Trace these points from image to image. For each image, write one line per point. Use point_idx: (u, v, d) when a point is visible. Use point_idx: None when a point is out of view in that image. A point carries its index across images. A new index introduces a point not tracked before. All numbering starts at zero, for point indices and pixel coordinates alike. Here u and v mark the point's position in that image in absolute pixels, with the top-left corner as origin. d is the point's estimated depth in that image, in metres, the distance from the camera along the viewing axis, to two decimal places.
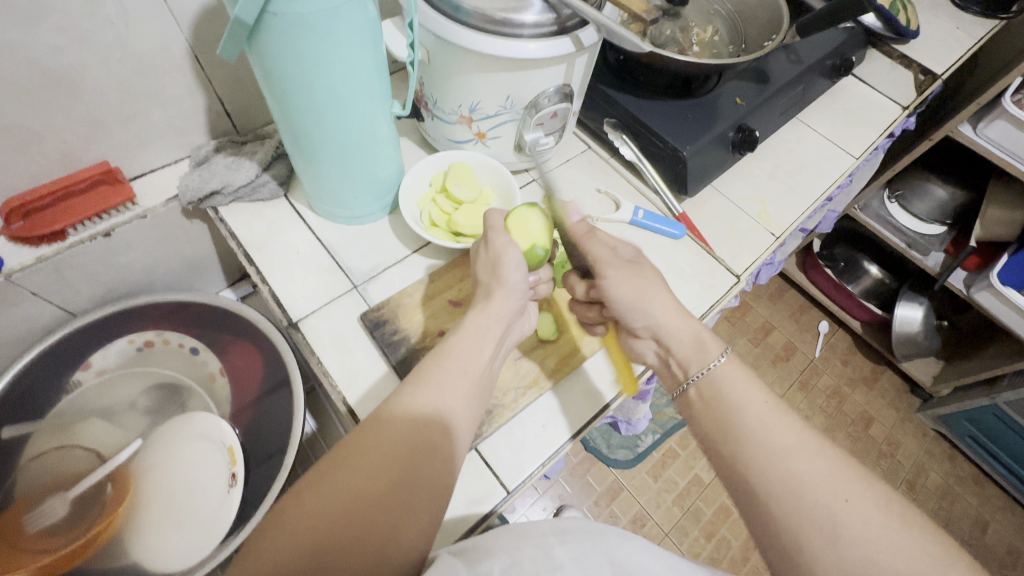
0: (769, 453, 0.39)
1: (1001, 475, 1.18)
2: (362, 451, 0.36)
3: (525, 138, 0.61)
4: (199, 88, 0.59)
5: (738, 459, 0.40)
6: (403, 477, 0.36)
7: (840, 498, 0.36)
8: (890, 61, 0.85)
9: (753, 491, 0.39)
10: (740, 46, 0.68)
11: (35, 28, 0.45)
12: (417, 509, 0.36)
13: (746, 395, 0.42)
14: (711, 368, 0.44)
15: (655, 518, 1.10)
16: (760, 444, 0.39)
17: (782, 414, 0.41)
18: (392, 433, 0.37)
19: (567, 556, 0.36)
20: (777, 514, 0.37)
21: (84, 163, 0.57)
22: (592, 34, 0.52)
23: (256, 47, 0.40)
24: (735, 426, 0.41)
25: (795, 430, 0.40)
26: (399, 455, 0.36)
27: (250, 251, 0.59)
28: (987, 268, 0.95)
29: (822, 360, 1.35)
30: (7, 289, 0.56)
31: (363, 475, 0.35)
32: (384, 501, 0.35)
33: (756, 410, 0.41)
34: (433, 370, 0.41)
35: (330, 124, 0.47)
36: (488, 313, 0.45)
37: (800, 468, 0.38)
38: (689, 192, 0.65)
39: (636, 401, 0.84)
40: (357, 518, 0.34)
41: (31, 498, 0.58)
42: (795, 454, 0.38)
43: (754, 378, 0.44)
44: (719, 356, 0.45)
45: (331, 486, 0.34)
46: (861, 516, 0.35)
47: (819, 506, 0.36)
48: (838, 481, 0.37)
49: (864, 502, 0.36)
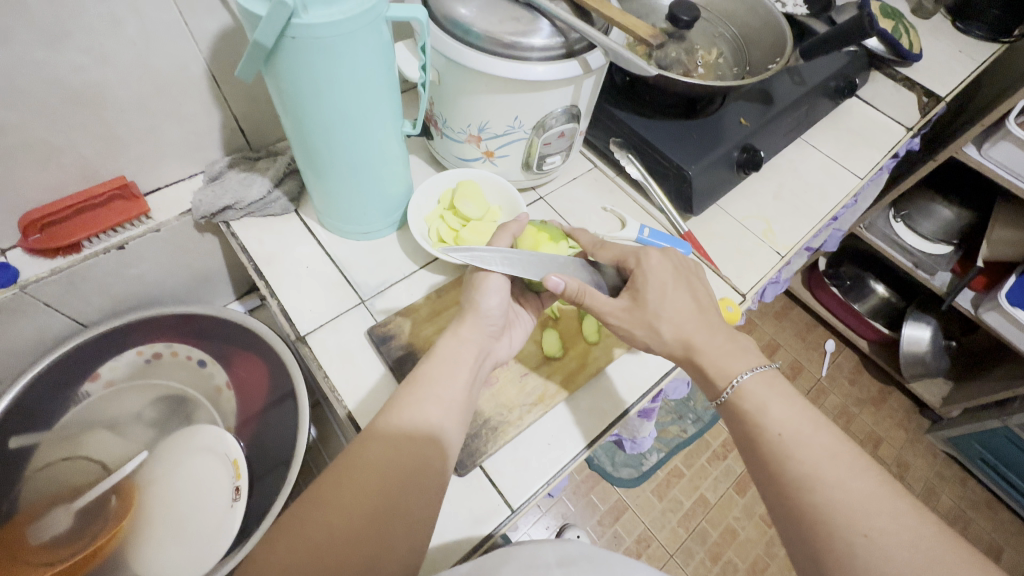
0: (783, 481, 0.38)
1: (1015, 500, 1.15)
2: (347, 476, 0.36)
3: (532, 157, 0.62)
4: (215, 106, 0.60)
5: (762, 485, 0.40)
6: (380, 502, 0.35)
7: (860, 530, 0.34)
8: (892, 83, 0.86)
9: (779, 518, 0.39)
10: (744, 69, 0.70)
11: (59, 48, 0.47)
12: (393, 536, 0.35)
13: (767, 420, 0.40)
14: (730, 391, 0.43)
15: (659, 539, 1.09)
16: (774, 470, 0.39)
17: (807, 440, 0.39)
18: (373, 457, 0.37)
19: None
20: (799, 542, 0.37)
21: (101, 177, 0.58)
22: (599, 57, 0.53)
23: (273, 67, 0.41)
24: (755, 450, 0.40)
25: (823, 456, 0.38)
26: (383, 478, 0.36)
27: (260, 266, 0.60)
28: (994, 289, 0.95)
29: (829, 380, 1.34)
30: (21, 300, 0.57)
31: (348, 499, 0.35)
32: (364, 531, 0.34)
33: (785, 432, 0.39)
34: (409, 394, 0.41)
35: (341, 142, 0.48)
36: (456, 337, 0.45)
37: (818, 499, 0.36)
38: (694, 211, 0.65)
39: (641, 419, 0.84)
40: (338, 547, 0.33)
41: (34, 511, 0.58)
42: (813, 484, 0.37)
43: (783, 400, 0.41)
44: (743, 373, 0.43)
45: (308, 521, 0.34)
46: (883, 552, 0.33)
47: (835, 539, 0.35)
48: (858, 512, 0.35)
49: (887, 538, 0.34)
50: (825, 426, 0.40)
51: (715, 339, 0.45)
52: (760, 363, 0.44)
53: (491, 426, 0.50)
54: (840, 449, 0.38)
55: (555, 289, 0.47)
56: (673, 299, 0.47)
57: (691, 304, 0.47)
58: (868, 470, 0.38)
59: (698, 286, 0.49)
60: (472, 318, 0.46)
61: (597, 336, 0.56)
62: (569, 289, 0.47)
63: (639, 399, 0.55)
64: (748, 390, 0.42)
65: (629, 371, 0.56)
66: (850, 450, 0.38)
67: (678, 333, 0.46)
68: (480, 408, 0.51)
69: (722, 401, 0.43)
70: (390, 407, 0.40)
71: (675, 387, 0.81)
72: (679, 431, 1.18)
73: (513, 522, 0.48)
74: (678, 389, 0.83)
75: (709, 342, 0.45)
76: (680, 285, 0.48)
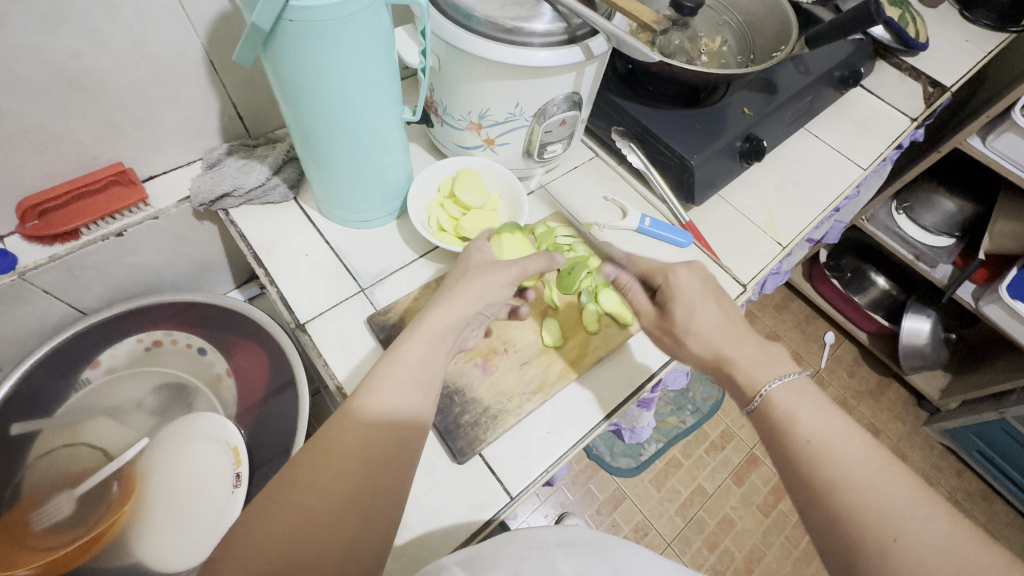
0: (814, 484, 0.38)
1: (1009, 491, 1.16)
2: (322, 456, 0.35)
3: (533, 145, 0.61)
4: (212, 92, 0.59)
5: (794, 490, 0.40)
6: (361, 485, 0.35)
7: (891, 535, 0.34)
8: (898, 73, 0.85)
9: (812, 524, 0.38)
10: (749, 57, 0.69)
11: (56, 32, 0.46)
12: (372, 523, 0.35)
13: (798, 424, 0.40)
14: (760, 399, 0.43)
15: (657, 528, 1.10)
16: (805, 474, 0.38)
17: (838, 446, 0.38)
18: (347, 438, 0.36)
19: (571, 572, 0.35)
20: (833, 548, 0.36)
21: (99, 163, 0.58)
22: (601, 43, 0.53)
23: (271, 51, 0.41)
24: (785, 455, 0.40)
25: (853, 457, 0.37)
26: (365, 465, 0.36)
27: (259, 253, 0.60)
28: (997, 281, 0.94)
29: (827, 371, 1.34)
30: (19, 287, 0.57)
31: (324, 482, 0.35)
32: (338, 511, 0.34)
33: (817, 434, 0.39)
34: (388, 373, 0.40)
35: (341, 128, 0.48)
36: (440, 315, 0.43)
37: (850, 504, 0.36)
38: (695, 201, 0.65)
39: (640, 410, 0.84)
40: (318, 525, 0.33)
41: (38, 497, 0.58)
42: (845, 488, 0.36)
43: (817, 407, 0.41)
44: (771, 381, 0.43)
45: (290, 506, 0.34)
46: (916, 556, 0.33)
47: (867, 545, 0.34)
48: (890, 517, 0.34)
49: (921, 542, 0.33)
50: (830, 422, 0.40)
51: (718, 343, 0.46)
52: (791, 372, 0.44)
53: (490, 414, 0.50)
54: (868, 455, 0.37)
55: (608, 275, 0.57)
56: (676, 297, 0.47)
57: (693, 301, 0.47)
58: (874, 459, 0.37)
59: (701, 286, 0.50)
60: (462, 296, 0.44)
61: (597, 325, 0.56)
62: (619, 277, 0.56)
63: (643, 383, 0.55)
64: (777, 398, 0.42)
65: (628, 360, 0.57)
66: (848, 435, 0.39)
67: None
68: (479, 396, 0.51)
69: (752, 406, 0.44)
70: (366, 386, 0.39)
71: (674, 377, 0.81)
72: (678, 421, 1.18)
73: (512, 509, 0.49)
74: (677, 380, 0.83)
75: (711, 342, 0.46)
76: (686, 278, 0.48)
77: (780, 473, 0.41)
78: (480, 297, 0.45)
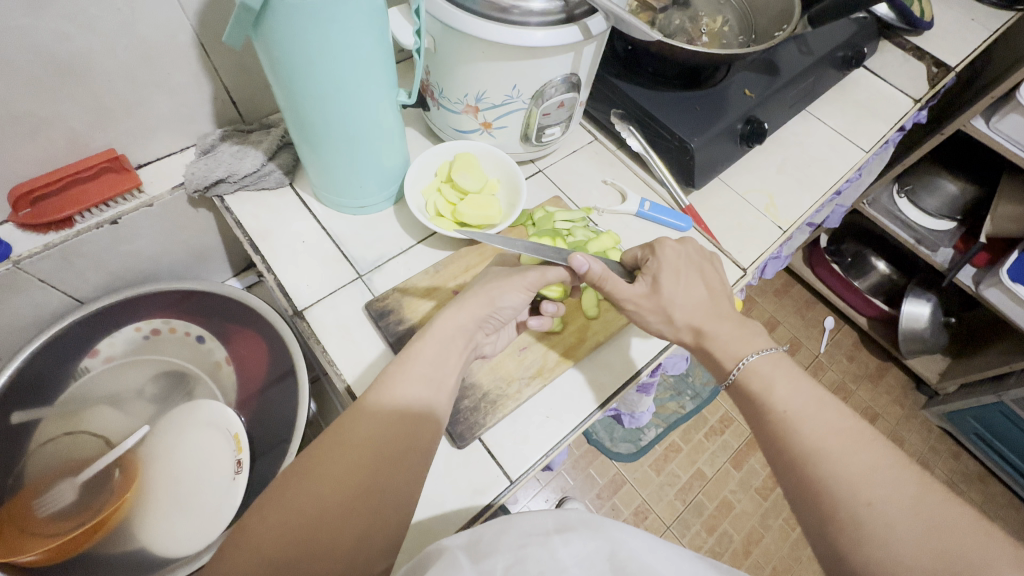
0: (791, 454, 0.38)
1: (1006, 472, 1.17)
2: (331, 448, 0.36)
3: (530, 128, 0.61)
4: (205, 76, 0.58)
5: (773, 465, 0.40)
6: (370, 484, 0.35)
7: (864, 500, 0.34)
8: (902, 53, 0.84)
9: (791, 497, 0.38)
10: (750, 37, 0.67)
11: (42, 14, 0.45)
12: (380, 517, 0.35)
13: (772, 399, 0.41)
14: (737, 371, 0.44)
15: (657, 511, 1.11)
16: (783, 444, 0.39)
17: (811, 418, 0.39)
18: (365, 431, 0.37)
19: (571, 561, 0.34)
20: (812, 517, 0.36)
21: (91, 150, 0.57)
22: (599, 22, 0.52)
23: (261, 32, 0.40)
24: (764, 431, 0.41)
25: (835, 428, 0.38)
26: (375, 458, 0.36)
27: (255, 240, 0.59)
28: (997, 264, 0.94)
29: (827, 356, 1.34)
30: (15, 276, 0.57)
31: (337, 474, 0.35)
32: (358, 504, 0.34)
33: (793, 405, 0.40)
34: (402, 369, 0.41)
35: (335, 111, 0.47)
36: (455, 314, 0.45)
37: (823, 470, 0.36)
38: (695, 185, 0.64)
39: (639, 395, 0.84)
40: (330, 522, 0.33)
41: (40, 484, 0.58)
42: (819, 458, 0.37)
43: (792, 383, 0.42)
44: (749, 355, 0.44)
45: (296, 497, 0.33)
46: (887, 519, 0.33)
47: (840, 510, 0.35)
48: (862, 482, 0.35)
49: (891, 504, 0.34)
50: (824, 406, 0.40)
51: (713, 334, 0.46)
52: (768, 346, 0.45)
53: (489, 399, 0.50)
54: (843, 425, 0.38)
55: (579, 268, 0.48)
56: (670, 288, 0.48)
57: (685, 296, 0.48)
58: (869, 436, 0.37)
59: (698, 271, 0.50)
60: (472, 299, 0.46)
61: (597, 310, 0.56)
62: (593, 271, 0.48)
63: (639, 371, 0.55)
64: (754, 372, 0.43)
65: (628, 346, 0.56)
66: (856, 423, 0.38)
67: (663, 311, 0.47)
68: (478, 381, 0.51)
69: (729, 383, 0.45)
70: (380, 383, 0.40)
71: (673, 362, 0.81)
72: (677, 407, 1.16)
73: (512, 493, 0.49)
74: (677, 365, 0.83)
75: (708, 328, 0.46)
76: (678, 261, 0.50)
77: (759, 446, 0.41)
78: (492, 301, 0.46)
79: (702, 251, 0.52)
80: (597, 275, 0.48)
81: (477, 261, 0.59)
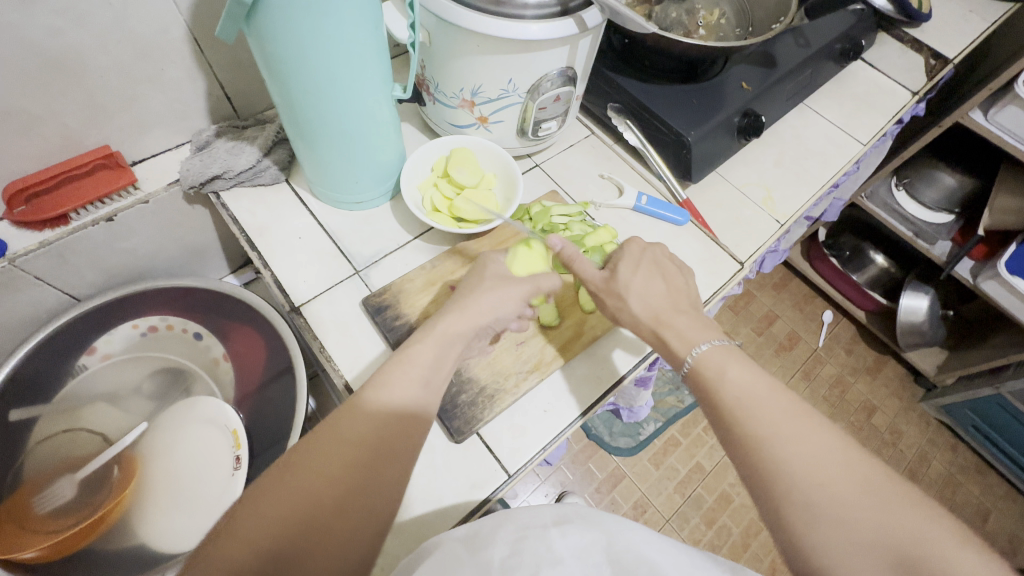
0: (746, 439, 0.38)
1: (1002, 464, 1.18)
2: (327, 446, 0.36)
3: (527, 123, 0.60)
4: (199, 72, 0.58)
5: (728, 450, 0.40)
6: (361, 482, 0.35)
7: (814, 479, 0.35)
8: (900, 45, 0.84)
9: (745, 482, 0.38)
10: (747, 30, 0.67)
11: (33, 10, 0.45)
12: (369, 512, 0.35)
13: (726, 385, 0.41)
14: (691, 360, 0.43)
15: (656, 505, 1.11)
16: (737, 429, 0.39)
17: (763, 403, 0.39)
18: (356, 428, 0.37)
19: (567, 550, 0.34)
20: (766, 501, 0.36)
21: (84, 147, 0.57)
22: (595, 15, 0.51)
23: (254, 26, 0.39)
24: (718, 417, 0.41)
25: (785, 411, 0.38)
26: (369, 456, 0.36)
27: (251, 237, 0.59)
28: (994, 257, 0.94)
29: (825, 350, 1.35)
30: (11, 274, 0.56)
31: (333, 472, 0.35)
32: (347, 501, 0.34)
33: (745, 390, 0.40)
34: (399, 365, 0.41)
35: (329, 105, 0.46)
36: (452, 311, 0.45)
37: (776, 454, 0.36)
38: (693, 178, 0.64)
39: (638, 389, 0.84)
40: (322, 518, 0.33)
41: (39, 481, 0.58)
42: (772, 442, 0.37)
43: (743, 368, 0.42)
44: (702, 344, 0.44)
45: (290, 495, 0.33)
46: (835, 497, 0.34)
47: (793, 492, 0.35)
48: (812, 462, 0.35)
49: (838, 482, 0.34)
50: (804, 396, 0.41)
51: (707, 328, 0.46)
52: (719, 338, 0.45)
53: (487, 394, 0.50)
54: (791, 407, 0.39)
55: (552, 248, 0.50)
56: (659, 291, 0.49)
57: (680, 290, 0.48)
58: (818, 421, 0.38)
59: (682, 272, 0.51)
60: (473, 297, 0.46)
61: (594, 305, 0.56)
62: (565, 251, 0.50)
63: (636, 365, 0.55)
64: (708, 359, 0.43)
65: (625, 340, 0.56)
66: (805, 409, 0.39)
67: (654, 304, 0.48)
68: (475, 376, 0.51)
69: (685, 371, 0.44)
70: (378, 381, 0.40)
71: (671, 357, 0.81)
72: (676, 402, 1.17)
73: (511, 487, 0.49)
74: None
75: (702, 324, 0.46)
76: (643, 261, 0.51)
77: (713, 431, 0.41)
78: (494, 309, 0.46)
79: (672, 256, 0.53)
80: (567, 256, 0.51)
81: (475, 257, 0.59)
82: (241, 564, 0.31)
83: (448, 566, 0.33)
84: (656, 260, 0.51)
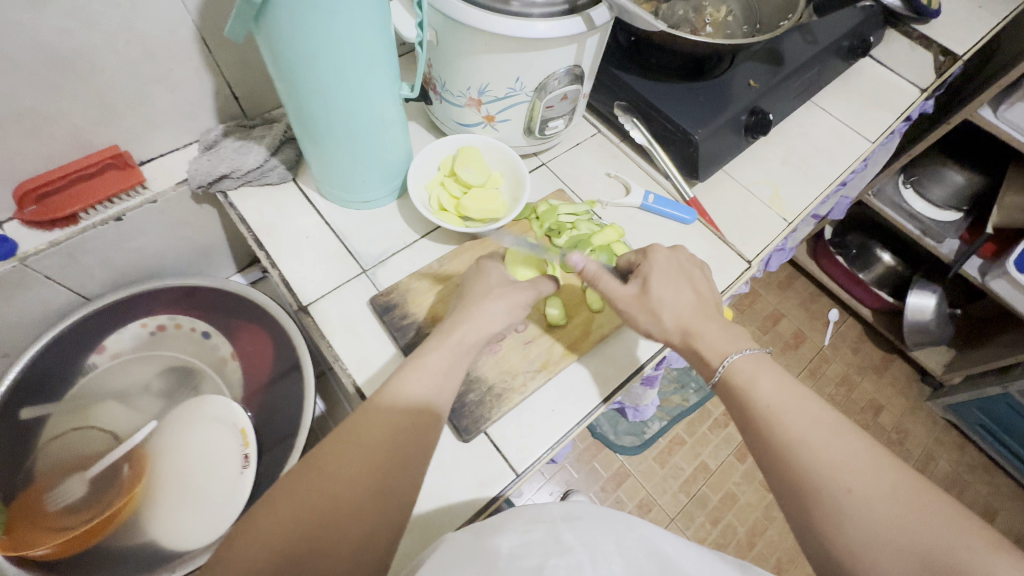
0: (776, 447, 0.38)
1: (1010, 462, 1.17)
2: (342, 446, 0.36)
3: (534, 121, 0.60)
4: (207, 71, 0.58)
5: (756, 455, 0.41)
6: (381, 483, 0.35)
7: (845, 487, 0.35)
8: (908, 42, 0.83)
9: (772, 485, 0.39)
10: (754, 27, 0.67)
11: (43, 10, 0.45)
12: (388, 514, 0.35)
13: (756, 393, 0.41)
14: (722, 369, 0.44)
15: (661, 504, 1.11)
16: (767, 436, 0.39)
17: (794, 411, 0.39)
18: (375, 429, 0.37)
19: (577, 541, 0.34)
20: (796, 507, 0.37)
21: (93, 147, 0.57)
22: (603, 13, 0.51)
23: (263, 26, 0.40)
24: (747, 425, 0.41)
25: (816, 420, 0.39)
26: (386, 457, 0.36)
27: (259, 236, 0.59)
28: (1003, 255, 0.93)
29: (831, 348, 1.34)
30: (21, 273, 0.57)
31: (350, 472, 0.35)
32: (366, 505, 0.34)
33: (776, 399, 0.41)
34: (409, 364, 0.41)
35: (338, 105, 0.47)
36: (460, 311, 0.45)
37: (807, 462, 0.37)
38: (700, 177, 0.64)
39: (644, 388, 0.84)
40: (339, 517, 0.34)
41: (51, 479, 0.58)
42: (801, 449, 0.37)
43: (774, 377, 0.42)
44: (733, 353, 0.44)
45: (306, 495, 0.34)
46: (867, 505, 0.34)
47: (823, 499, 0.35)
48: (844, 469, 0.36)
49: (870, 490, 0.35)
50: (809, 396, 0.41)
51: (714, 328, 0.46)
52: (750, 346, 0.45)
53: (494, 393, 0.50)
54: (822, 416, 0.39)
55: (574, 267, 0.49)
56: (670, 289, 0.48)
57: (686, 292, 0.48)
58: (846, 428, 0.38)
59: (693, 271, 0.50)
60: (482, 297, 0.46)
61: (601, 304, 0.56)
62: (587, 270, 0.49)
63: (644, 364, 0.55)
64: (739, 368, 0.43)
65: (632, 339, 0.56)
66: (832, 417, 0.39)
67: (662, 304, 0.47)
68: (483, 375, 0.51)
69: (715, 380, 0.44)
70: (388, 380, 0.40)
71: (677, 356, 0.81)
72: (681, 400, 1.16)
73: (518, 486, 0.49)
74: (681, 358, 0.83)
75: (709, 325, 0.46)
76: (669, 266, 0.49)
77: (742, 439, 0.42)
78: (508, 310, 0.47)
79: (690, 259, 0.52)
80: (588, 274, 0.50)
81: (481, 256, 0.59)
82: (260, 560, 0.31)
83: (458, 562, 0.33)
84: (673, 258, 0.50)
